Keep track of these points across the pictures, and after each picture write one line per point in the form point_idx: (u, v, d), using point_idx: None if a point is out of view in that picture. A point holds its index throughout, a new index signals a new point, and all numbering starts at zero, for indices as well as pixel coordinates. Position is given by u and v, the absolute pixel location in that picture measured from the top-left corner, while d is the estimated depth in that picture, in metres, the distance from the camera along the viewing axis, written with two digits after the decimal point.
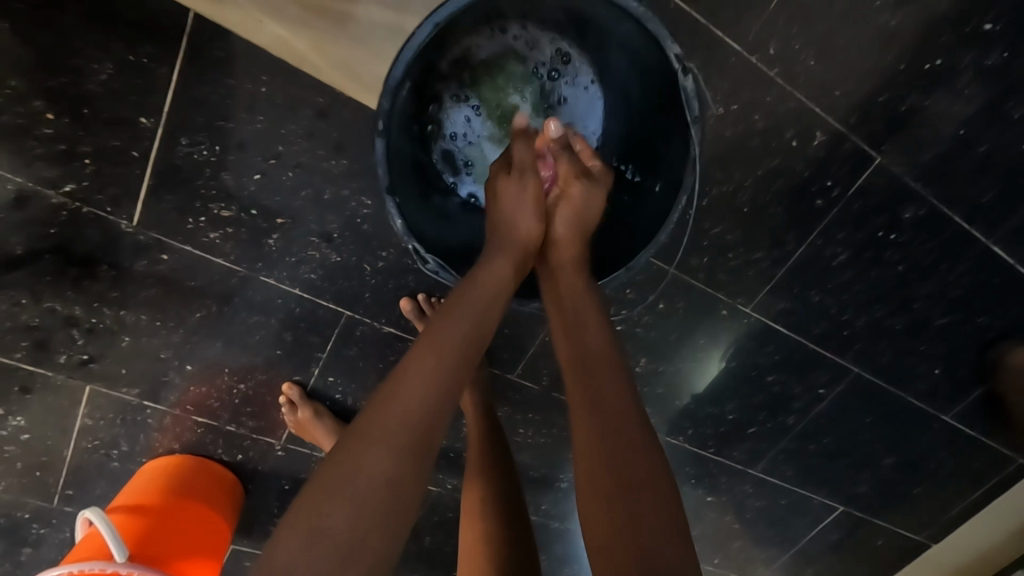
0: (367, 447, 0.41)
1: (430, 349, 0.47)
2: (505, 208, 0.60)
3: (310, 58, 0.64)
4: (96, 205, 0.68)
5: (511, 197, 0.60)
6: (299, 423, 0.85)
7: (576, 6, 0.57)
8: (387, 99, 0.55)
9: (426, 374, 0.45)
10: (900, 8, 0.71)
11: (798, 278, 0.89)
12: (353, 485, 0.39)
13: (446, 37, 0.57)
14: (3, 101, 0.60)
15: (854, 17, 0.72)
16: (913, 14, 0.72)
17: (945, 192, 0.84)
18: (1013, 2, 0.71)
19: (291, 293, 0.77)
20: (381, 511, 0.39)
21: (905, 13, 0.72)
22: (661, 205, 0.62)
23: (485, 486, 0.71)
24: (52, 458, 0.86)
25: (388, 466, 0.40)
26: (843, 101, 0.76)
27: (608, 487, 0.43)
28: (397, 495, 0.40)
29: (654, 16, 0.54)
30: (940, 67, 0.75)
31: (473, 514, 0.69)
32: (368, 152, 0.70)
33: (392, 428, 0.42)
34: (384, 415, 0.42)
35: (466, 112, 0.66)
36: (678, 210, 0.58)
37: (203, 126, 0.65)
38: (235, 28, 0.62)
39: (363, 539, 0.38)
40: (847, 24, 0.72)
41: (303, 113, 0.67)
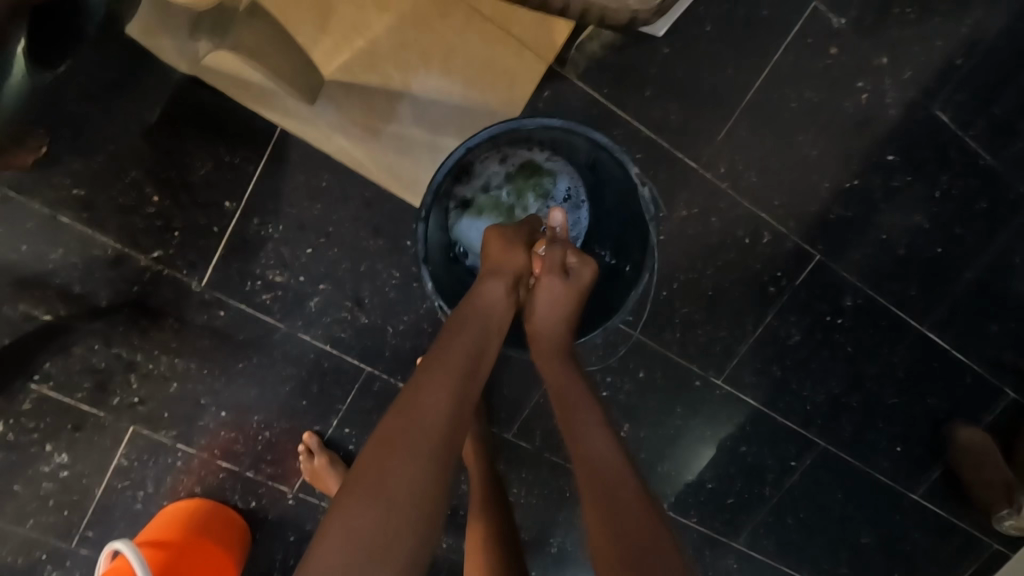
0: (396, 454, 0.50)
1: (445, 374, 0.56)
2: (500, 260, 0.69)
3: (364, 163, 0.83)
4: (176, 268, 0.83)
5: (504, 255, 0.69)
6: (314, 471, 0.93)
7: (565, 139, 0.77)
8: (429, 196, 0.71)
9: (442, 396, 0.54)
10: (818, 143, 0.93)
11: (760, 353, 1.03)
12: (385, 482, 0.48)
13: (472, 154, 0.76)
14: (123, 187, 0.80)
15: (784, 148, 0.93)
16: (829, 147, 0.93)
17: (877, 285, 1.00)
18: (902, 141, 0.93)
19: (322, 348, 0.90)
20: (402, 509, 0.47)
21: (823, 146, 0.93)
22: (631, 283, 0.77)
23: (486, 522, 0.78)
24: (82, 497, 0.93)
25: (412, 468, 0.49)
26: (783, 209, 0.95)
27: (603, 501, 0.54)
28: (419, 493, 0.48)
29: (622, 148, 0.72)
30: (856, 185, 0.95)
31: (476, 545, 0.76)
32: (400, 235, 0.86)
33: (410, 441, 0.50)
34: (403, 429, 0.51)
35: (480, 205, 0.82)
36: (643, 284, 0.71)
37: (274, 210, 0.83)
38: (310, 140, 0.81)
39: (395, 531, 0.46)
40: (779, 152, 0.93)
41: (352, 204, 0.85)
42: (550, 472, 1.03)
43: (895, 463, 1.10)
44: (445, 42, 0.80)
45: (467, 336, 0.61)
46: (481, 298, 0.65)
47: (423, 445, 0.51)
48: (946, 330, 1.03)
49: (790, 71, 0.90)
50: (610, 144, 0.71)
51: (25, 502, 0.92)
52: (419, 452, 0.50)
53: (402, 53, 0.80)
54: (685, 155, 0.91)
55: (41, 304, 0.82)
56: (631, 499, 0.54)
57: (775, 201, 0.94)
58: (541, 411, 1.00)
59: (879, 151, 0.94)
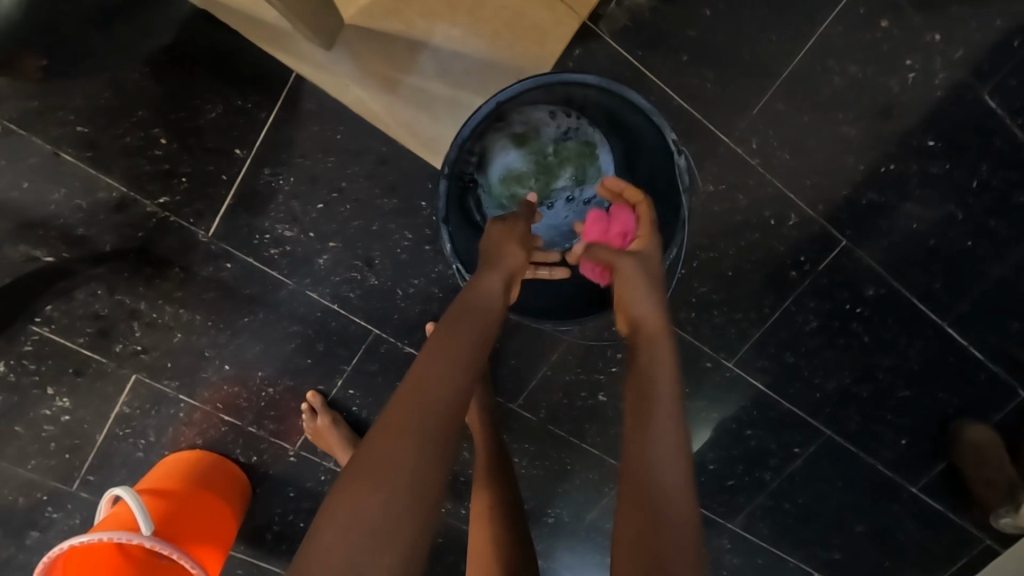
0: (394, 442, 0.48)
1: (443, 356, 0.54)
2: (499, 244, 0.67)
3: (381, 116, 0.79)
4: (182, 216, 0.81)
5: (501, 238, 0.68)
6: (317, 430, 0.92)
7: (597, 101, 0.74)
8: (453, 151, 0.68)
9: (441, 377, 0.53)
10: (857, 123, 0.88)
11: (774, 338, 1.00)
12: (384, 469, 0.47)
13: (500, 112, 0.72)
14: (130, 127, 0.76)
15: (820, 126, 0.88)
16: (867, 128, 0.89)
17: (901, 275, 0.97)
18: (945, 127, 0.89)
19: (329, 308, 0.88)
20: (404, 498, 0.46)
21: (861, 127, 0.89)
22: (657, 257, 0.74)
23: (492, 494, 0.77)
24: (84, 442, 0.93)
25: (412, 453, 0.48)
26: (813, 190, 0.91)
27: (638, 487, 0.49)
28: (418, 477, 0.47)
29: (658, 112, 0.68)
30: (892, 170, 0.91)
31: (484, 519, 0.75)
32: (415, 195, 0.83)
33: (414, 427, 0.49)
34: (408, 414, 0.50)
35: (505, 159, 0.78)
36: (671, 258, 0.68)
37: (285, 161, 0.80)
38: (327, 88, 0.78)
39: (394, 518, 0.46)
40: (815, 130, 0.89)
41: (367, 159, 0.81)
42: (554, 445, 1.02)
43: (898, 455, 1.09)
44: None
45: (468, 315, 0.59)
46: (487, 283, 0.63)
47: (427, 432, 0.49)
48: (966, 326, 1.01)
49: (835, 43, 0.85)
50: (648, 107, 0.67)
51: (26, 444, 0.92)
52: (424, 442, 0.49)
53: (428, 0, 0.76)
54: (716, 128, 0.87)
55: (43, 246, 0.80)
56: (674, 496, 0.49)
57: (805, 182, 0.91)
58: (548, 384, 0.99)
59: (919, 135, 0.90)
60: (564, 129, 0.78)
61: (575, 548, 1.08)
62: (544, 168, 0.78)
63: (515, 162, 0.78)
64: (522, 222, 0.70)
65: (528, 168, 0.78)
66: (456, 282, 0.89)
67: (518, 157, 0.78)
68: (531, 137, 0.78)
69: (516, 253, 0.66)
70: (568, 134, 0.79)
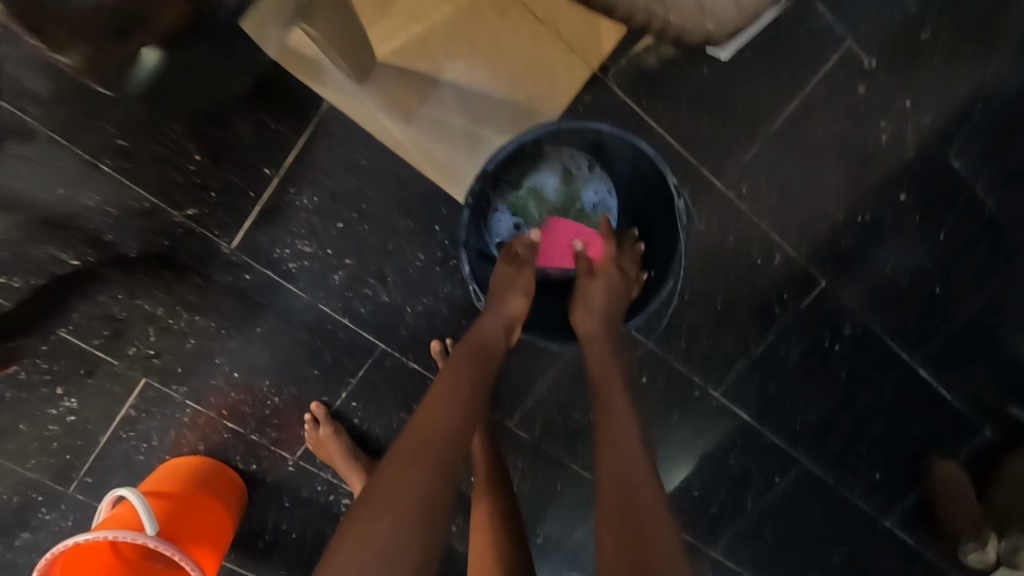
0: (403, 466, 0.54)
1: (447, 391, 0.62)
2: (502, 289, 0.74)
3: (403, 145, 0.85)
4: (208, 227, 0.85)
5: (505, 283, 0.75)
6: (318, 440, 0.95)
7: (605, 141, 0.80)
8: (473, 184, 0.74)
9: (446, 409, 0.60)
10: (837, 174, 0.97)
11: (758, 370, 1.06)
12: (395, 492, 0.52)
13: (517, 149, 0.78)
14: (166, 141, 0.81)
15: (804, 175, 0.96)
16: (846, 180, 0.97)
17: (875, 316, 1.05)
18: (915, 182, 0.98)
19: (340, 321, 0.92)
20: (410, 517, 0.51)
21: (841, 178, 0.97)
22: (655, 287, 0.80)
23: (493, 502, 0.81)
24: (86, 442, 0.94)
25: (420, 476, 0.53)
26: (796, 233, 0.99)
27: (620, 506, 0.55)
28: (428, 499, 0.52)
29: (661, 157, 0.74)
30: (868, 219, 0.99)
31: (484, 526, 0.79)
32: (430, 218, 0.89)
33: (422, 453, 0.55)
34: (418, 442, 0.56)
35: (544, 178, 0.84)
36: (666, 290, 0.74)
37: (310, 181, 0.85)
38: (355, 117, 0.83)
39: (403, 537, 0.50)
40: (799, 179, 0.97)
41: (387, 183, 0.87)
42: (546, 465, 1.06)
43: (872, 488, 1.14)
44: (494, 37, 0.83)
45: (470, 357, 0.67)
46: (488, 328, 0.71)
47: (433, 456, 0.55)
48: (935, 366, 1.08)
49: (820, 101, 0.93)
50: (652, 153, 0.74)
51: (29, 442, 0.93)
52: (430, 466, 0.54)
53: (452, 42, 0.83)
54: (710, 172, 0.95)
55: (70, 249, 0.83)
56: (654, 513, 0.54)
57: (789, 225, 0.98)
58: (543, 404, 1.03)
59: (892, 188, 0.98)
60: (598, 188, 0.85)
61: (561, 568, 1.10)
62: (564, 208, 0.85)
63: (551, 187, 0.85)
64: (530, 266, 0.77)
65: (555, 202, 0.85)
66: (462, 302, 0.94)
67: (556, 184, 0.84)
68: (571, 178, 0.85)
69: (519, 300, 0.74)
70: (600, 194, 0.85)
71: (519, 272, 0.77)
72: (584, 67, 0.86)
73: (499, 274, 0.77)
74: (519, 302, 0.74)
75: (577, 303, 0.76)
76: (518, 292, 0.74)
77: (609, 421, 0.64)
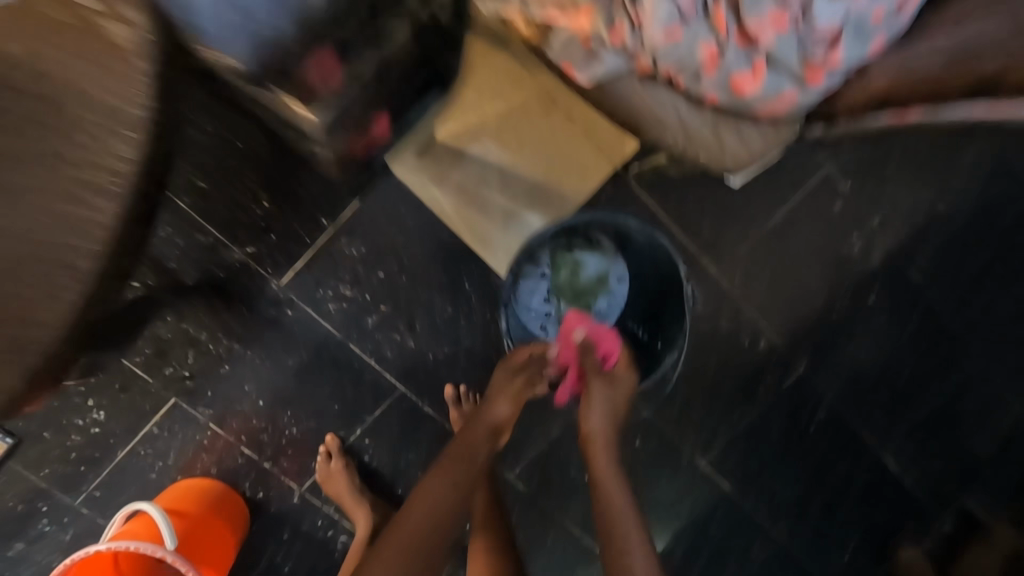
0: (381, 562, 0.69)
1: (430, 495, 0.74)
2: (494, 395, 0.85)
3: (448, 213, 0.96)
4: (263, 264, 0.94)
5: (497, 390, 0.86)
6: (328, 472, 1.00)
7: (625, 229, 0.92)
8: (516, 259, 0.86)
9: (424, 511, 0.73)
10: (817, 274, 1.11)
11: (741, 444, 1.15)
12: None
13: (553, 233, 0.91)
14: (239, 186, 0.92)
15: (789, 272, 1.10)
16: (825, 279, 1.11)
17: (846, 403, 1.16)
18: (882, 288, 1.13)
19: (366, 361, 1.00)
20: None
21: (821, 278, 1.11)
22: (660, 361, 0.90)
23: (489, 537, 0.94)
24: (105, 455, 0.98)
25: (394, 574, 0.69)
26: (780, 322, 1.11)
27: None
28: None
29: (672, 247, 0.86)
30: (842, 315, 1.13)
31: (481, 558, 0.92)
32: (461, 277, 0.99)
33: (402, 551, 0.70)
34: (399, 541, 0.71)
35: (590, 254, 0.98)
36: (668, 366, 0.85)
37: (361, 233, 0.96)
38: (412, 183, 0.94)
39: None
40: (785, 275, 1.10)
41: (428, 243, 0.98)
42: (539, 518, 1.11)
43: (842, 569, 1.21)
44: (538, 131, 0.96)
45: (458, 458, 0.79)
46: (477, 428, 0.83)
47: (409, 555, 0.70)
48: (899, 454, 1.19)
49: (805, 208, 1.08)
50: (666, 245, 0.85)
51: (49, 450, 0.97)
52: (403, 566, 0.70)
53: (507, 133, 0.96)
54: (709, 262, 1.08)
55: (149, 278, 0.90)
56: None
57: (775, 313, 1.11)
58: (543, 458, 1.10)
59: (863, 291, 1.12)
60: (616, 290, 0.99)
61: None
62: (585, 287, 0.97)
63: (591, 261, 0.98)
64: (524, 375, 0.87)
65: (583, 276, 0.98)
66: (480, 355, 1.03)
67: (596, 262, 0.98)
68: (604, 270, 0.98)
69: (506, 407, 0.85)
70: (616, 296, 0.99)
71: (514, 379, 0.87)
72: (613, 160, 0.98)
73: (498, 380, 0.87)
74: (505, 411, 0.85)
75: (587, 404, 0.84)
76: (504, 399, 0.85)
77: (608, 520, 0.75)
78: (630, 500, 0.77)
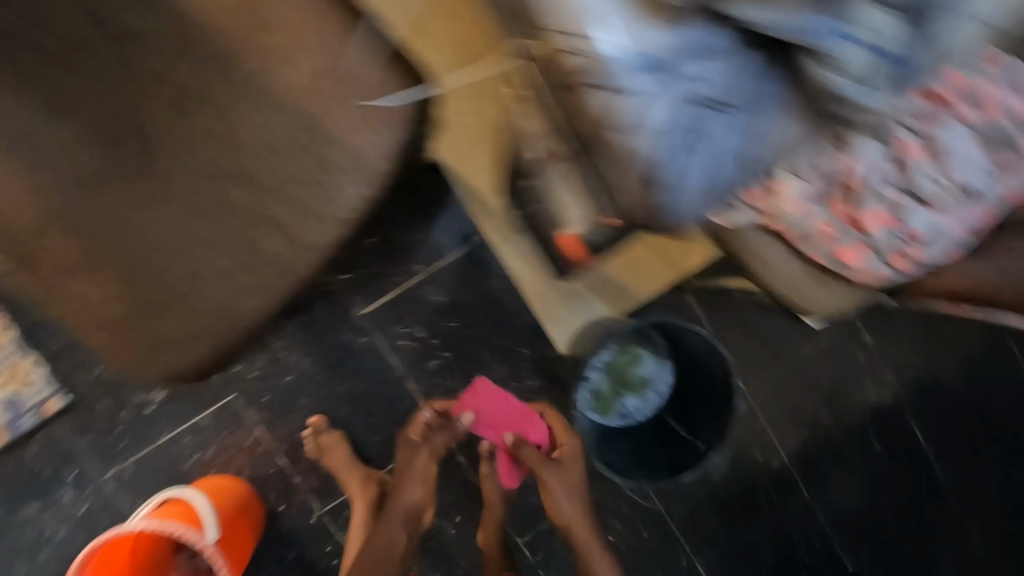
0: None
1: (356, 575, 0.82)
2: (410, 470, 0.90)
3: (523, 285, 1.05)
4: (354, 291, 1.04)
5: (411, 469, 0.90)
6: (318, 448, 1.02)
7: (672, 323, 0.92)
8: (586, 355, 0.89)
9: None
10: (837, 412, 1.19)
11: (739, 560, 1.19)
12: None
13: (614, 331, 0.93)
14: None
15: (812, 405, 1.18)
16: (843, 419, 1.19)
17: (843, 542, 1.20)
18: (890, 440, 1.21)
19: (417, 400, 1.07)
20: None
21: (839, 417, 1.19)
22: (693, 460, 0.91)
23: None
24: (149, 435, 1.02)
25: None
26: (794, 449, 1.19)
27: None
28: None
29: (719, 345, 0.86)
30: (850, 456, 1.20)
31: None
32: (522, 343, 1.09)
33: None
34: None
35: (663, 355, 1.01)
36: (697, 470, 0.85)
37: (445, 284, 1.06)
38: (497, 250, 1.03)
39: None
40: (807, 407, 1.18)
41: (501, 306, 1.08)
42: None
43: None
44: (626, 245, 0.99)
45: (380, 533, 0.86)
46: (402, 500, 0.89)
47: None
48: None
49: (833, 352, 1.18)
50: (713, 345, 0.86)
51: (97, 419, 1.00)
52: None
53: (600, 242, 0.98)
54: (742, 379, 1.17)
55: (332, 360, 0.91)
56: None
57: (790, 439, 1.18)
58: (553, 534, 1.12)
59: (874, 437, 1.20)
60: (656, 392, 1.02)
61: None
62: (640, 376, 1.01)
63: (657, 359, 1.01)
64: (428, 446, 0.92)
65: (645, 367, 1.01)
66: None
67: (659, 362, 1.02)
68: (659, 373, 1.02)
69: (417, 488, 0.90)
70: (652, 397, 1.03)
71: (421, 449, 0.92)
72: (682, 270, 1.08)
73: (410, 455, 0.92)
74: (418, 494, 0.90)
75: (558, 493, 0.91)
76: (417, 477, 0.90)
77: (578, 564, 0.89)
78: (604, 552, 0.91)
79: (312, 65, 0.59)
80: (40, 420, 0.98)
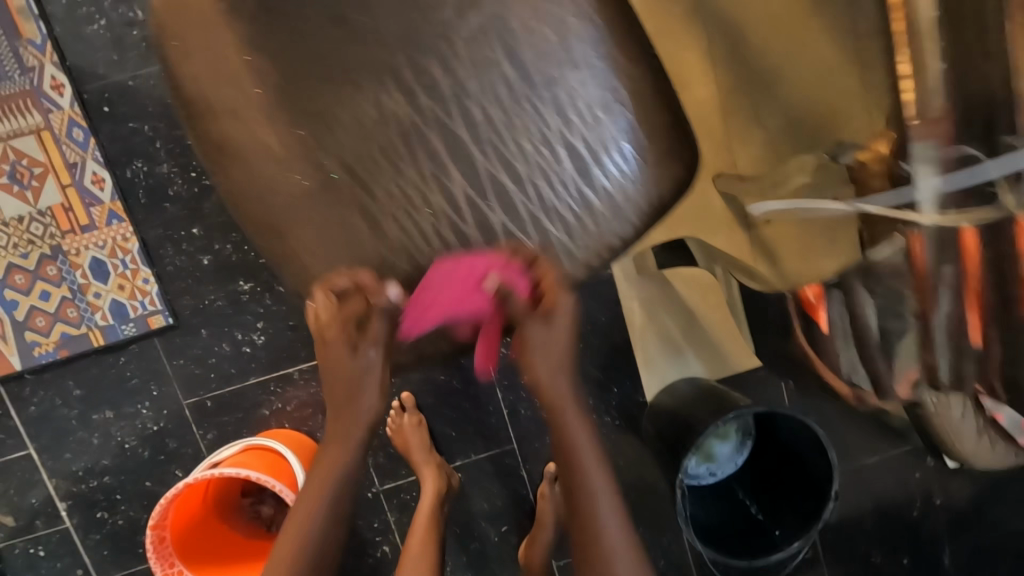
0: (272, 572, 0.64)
1: (306, 498, 0.64)
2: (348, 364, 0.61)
3: (634, 325, 1.08)
4: None
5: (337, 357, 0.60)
6: (399, 426, 1.03)
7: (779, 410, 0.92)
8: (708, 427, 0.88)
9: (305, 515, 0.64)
10: (887, 525, 1.19)
11: None
12: None
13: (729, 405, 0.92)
14: None
15: (867, 512, 1.18)
16: (891, 533, 1.19)
17: None
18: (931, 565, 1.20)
19: (500, 408, 1.07)
20: None
21: (889, 530, 1.19)
22: (772, 546, 0.91)
23: None
24: (237, 374, 1.01)
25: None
26: (834, 547, 1.20)
27: None
28: None
29: (831, 447, 0.86)
30: (886, 566, 1.20)
31: None
32: (613, 379, 1.10)
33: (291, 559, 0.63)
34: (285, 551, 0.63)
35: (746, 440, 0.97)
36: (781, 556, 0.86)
37: None
38: (622, 288, 1.07)
39: None
40: (862, 512, 1.18)
41: (604, 340, 1.09)
42: None
43: None
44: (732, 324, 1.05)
45: (320, 458, 0.66)
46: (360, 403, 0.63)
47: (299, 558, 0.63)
48: None
49: (904, 467, 1.17)
50: (825, 443, 0.86)
51: (194, 346, 1.00)
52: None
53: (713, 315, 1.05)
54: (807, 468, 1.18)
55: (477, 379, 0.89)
56: None
57: (835, 537, 1.19)
58: None
59: (916, 558, 1.20)
60: (716, 468, 0.98)
61: None
62: (717, 449, 0.96)
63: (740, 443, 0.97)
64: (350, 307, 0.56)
65: (728, 442, 0.96)
66: None
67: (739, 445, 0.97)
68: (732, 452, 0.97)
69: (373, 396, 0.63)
70: (712, 470, 0.98)
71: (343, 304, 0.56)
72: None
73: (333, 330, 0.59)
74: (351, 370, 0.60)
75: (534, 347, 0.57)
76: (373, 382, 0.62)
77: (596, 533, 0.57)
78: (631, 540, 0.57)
79: (594, 98, 0.54)
80: (139, 333, 0.98)
